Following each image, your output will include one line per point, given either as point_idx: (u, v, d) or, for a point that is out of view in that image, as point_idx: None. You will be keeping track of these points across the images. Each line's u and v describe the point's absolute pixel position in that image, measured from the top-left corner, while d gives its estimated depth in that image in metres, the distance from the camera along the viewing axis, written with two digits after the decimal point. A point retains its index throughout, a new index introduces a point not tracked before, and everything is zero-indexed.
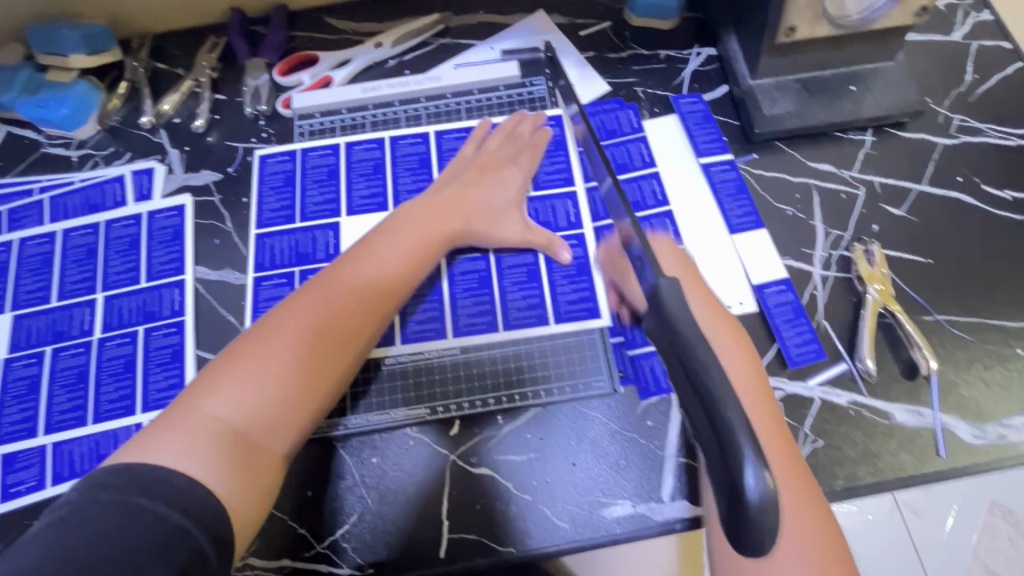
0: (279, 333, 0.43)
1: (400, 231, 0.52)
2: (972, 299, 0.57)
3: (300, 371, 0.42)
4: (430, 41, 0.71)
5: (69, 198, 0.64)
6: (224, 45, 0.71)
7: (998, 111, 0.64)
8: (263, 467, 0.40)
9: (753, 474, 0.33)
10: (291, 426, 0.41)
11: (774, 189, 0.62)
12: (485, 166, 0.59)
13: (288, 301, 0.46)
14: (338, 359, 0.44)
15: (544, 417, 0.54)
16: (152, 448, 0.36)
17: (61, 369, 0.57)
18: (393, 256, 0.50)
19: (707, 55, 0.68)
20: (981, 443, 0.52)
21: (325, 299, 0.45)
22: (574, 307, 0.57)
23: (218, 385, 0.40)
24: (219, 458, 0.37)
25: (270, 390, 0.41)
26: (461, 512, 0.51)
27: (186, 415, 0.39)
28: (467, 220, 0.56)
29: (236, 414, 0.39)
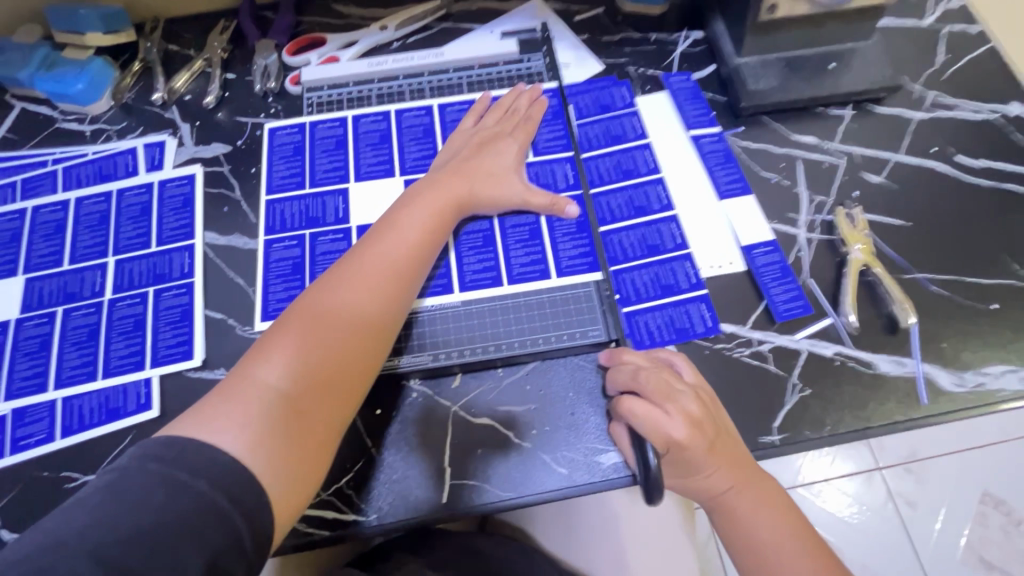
0: (315, 310, 0.47)
1: (418, 212, 0.55)
2: (948, 258, 0.60)
3: (336, 344, 0.46)
4: (432, 25, 0.74)
5: (83, 169, 0.67)
6: (234, 28, 0.75)
7: (968, 89, 0.68)
8: (313, 435, 0.44)
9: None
10: (337, 397, 0.45)
11: (760, 158, 0.65)
12: (485, 141, 0.62)
13: (322, 282, 0.50)
14: (372, 335, 0.48)
15: (540, 369, 0.56)
16: (212, 418, 0.40)
17: (72, 328, 0.59)
18: (413, 235, 0.54)
19: (696, 38, 0.72)
20: (962, 390, 0.54)
21: (355, 279, 0.49)
22: (576, 264, 0.59)
23: (265, 357, 0.44)
24: (273, 427, 0.41)
25: (315, 362, 0.45)
26: (463, 459, 0.53)
27: (241, 384, 0.43)
28: (477, 192, 0.59)
29: (287, 385, 0.43)
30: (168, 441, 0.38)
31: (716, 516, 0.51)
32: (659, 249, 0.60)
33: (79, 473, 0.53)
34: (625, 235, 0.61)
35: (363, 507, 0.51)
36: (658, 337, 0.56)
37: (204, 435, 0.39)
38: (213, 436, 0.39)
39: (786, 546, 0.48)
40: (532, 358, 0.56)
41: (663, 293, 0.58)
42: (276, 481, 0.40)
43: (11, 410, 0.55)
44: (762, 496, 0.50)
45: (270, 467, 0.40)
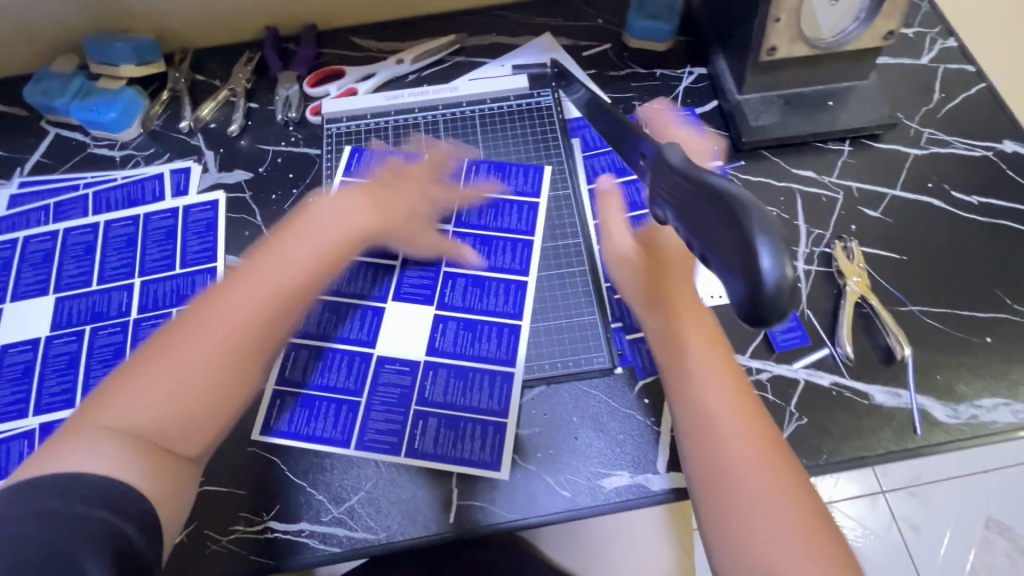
0: (178, 341, 0.42)
1: (303, 229, 0.49)
2: (943, 292, 0.61)
3: (201, 380, 0.42)
4: (447, 59, 0.78)
5: (112, 193, 0.70)
6: (258, 60, 0.78)
7: (964, 126, 0.70)
8: (175, 466, 0.41)
9: (771, 257, 0.28)
10: (202, 430, 0.42)
11: (760, 192, 0.67)
12: (404, 175, 0.61)
13: (190, 307, 0.44)
14: (245, 359, 0.43)
15: (478, 439, 0.55)
16: (55, 458, 0.37)
17: (99, 346, 0.61)
18: (285, 263, 0.46)
19: (699, 73, 0.75)
20: (956, 422, 0.55)
21: (225, 303, 0.44)
22: (513, 343, 0.59)
23: (119, 396, 0.40)
24: (128, 461, 0.38)
25: (169, 402, 0.41)
26: (469, 480, 0.54)
27: (83, 425, 0.39)
28: (382, 219, 0.55)
29: (139, 419, 0.40)
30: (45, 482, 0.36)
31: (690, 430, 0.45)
32: None
33: None
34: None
35: (374, 526, 0.53)
36: None
37: (51, 472, 0.37)
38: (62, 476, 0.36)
39: (744, 464, 0.42)
40: (471, 434, 0.55)
41: None
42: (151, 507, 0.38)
43: (39, 425, 0.58)
44: (746, 428, 0.44)
45: (151, 487, 0.39)
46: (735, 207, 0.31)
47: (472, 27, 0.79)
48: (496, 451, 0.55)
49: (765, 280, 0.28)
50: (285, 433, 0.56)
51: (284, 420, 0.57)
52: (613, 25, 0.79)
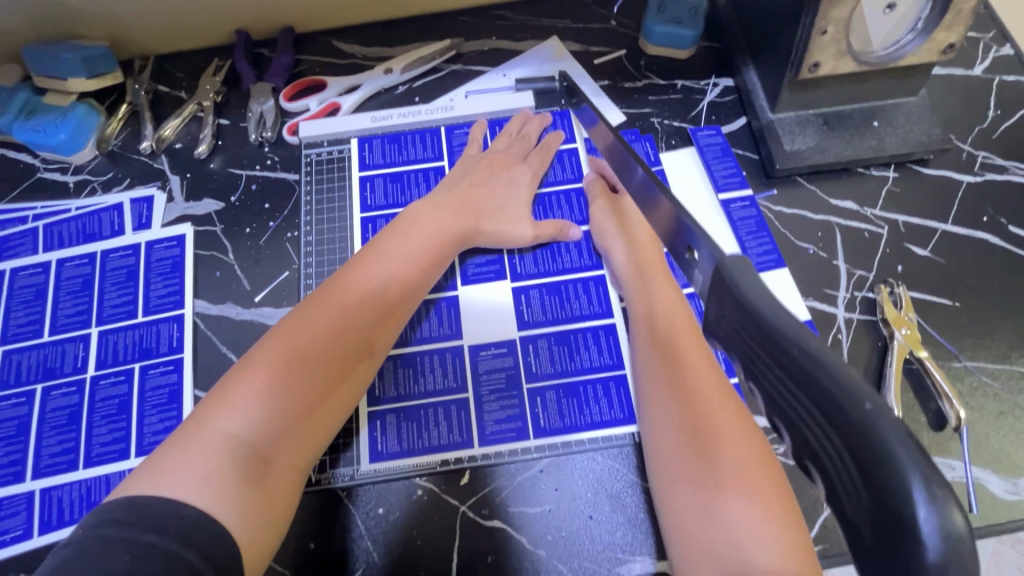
0: (288, 337, 0.44)
1: (414, 229, 0.53)
2: (1000, 345, 0.55)
3: (315, 382, 0.44)
4: (442, 67, 0.69)
5: (65, 226, 0.62)
6: (228, 68, 0.69)
7: (1022, 149, 0.63)
8: (282, 485, 0.41)
9: (929, 508, 0.23)
10: (303, 443, 0.43)
11: (794, 225, 0.60)
12: (493, 165, 0.60)
13: (303, 306, 0.46)
14: (350, 370, 0.46)
15: (603, 399, 0.53)
16: (168, 477, 0.37)
17: (52, 409, 0.54)
18: (399, 265, 0.51)
19: (725, 85, 0.67)
20: (1015, 498, 0.49)
21: (346, 301, 0.47)
22: (602, 293, 0.57)
23: (230, 400, 0.41)
24: (240, 481, 0.39)
25: (288, 408, 0.42)
26: (471, 568, 0.48)
27: (201, 432, 0.39)
28: (479, 219, 0.57)
29: (252, 434, 0.40)
30: (123, 503, 0.35)
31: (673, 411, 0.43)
32: None
33: None
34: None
35: None
36: None
37: (160, 496, 0.36)
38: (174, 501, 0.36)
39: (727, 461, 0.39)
40: (567, 399, 0.53)
41: None
42: (246, 541, 0.37)
43: None
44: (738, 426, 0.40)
45: (241, 522, 0.37)
46: (861, 428, 0.25)
47: (470, 30, 0.70)
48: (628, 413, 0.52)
49: (923, 548, 0.23)
50: (391, 454, 0.51)
51: (370, 442, 0.52)
52: (628, 29, 0.70)
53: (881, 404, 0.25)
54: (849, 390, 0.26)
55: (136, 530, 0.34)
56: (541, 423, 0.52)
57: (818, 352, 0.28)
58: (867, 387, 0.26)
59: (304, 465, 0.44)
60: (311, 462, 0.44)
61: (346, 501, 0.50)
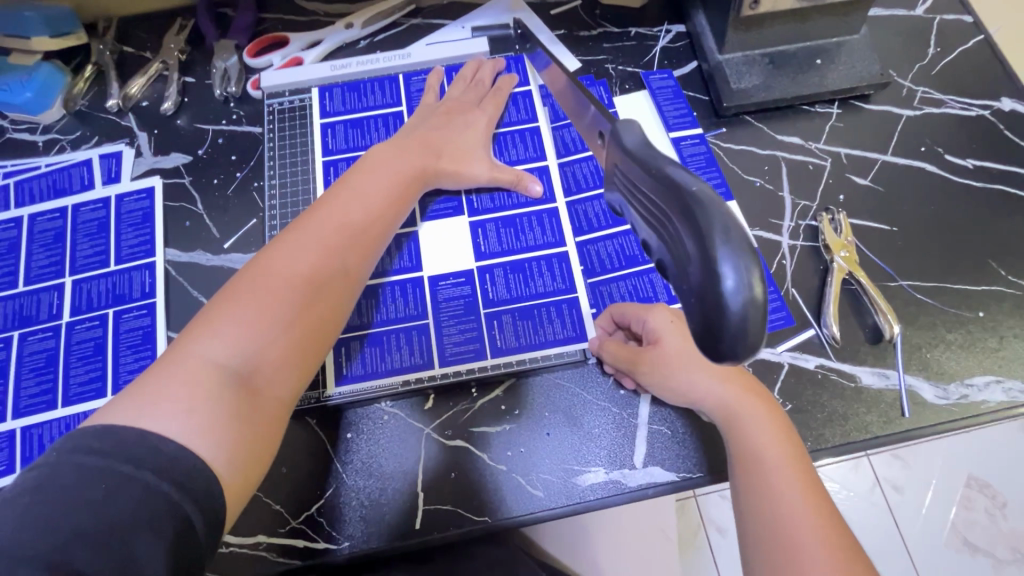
0: (269, 271, 0.45)
1: (378, 170, 0.54)
2: (935, 264, 0.58)
3: (298, 311, 0.44)
4: (402, 22, 0.71)
5: (35, 183, 0.63)
6: (192, 28, 0.71)
7: (960, 83, 0.65)
8: (266, 412, 0.41)
9: (732, 261, 0.25)
10: (289, 372, 0.44)
11: (742, 160, 0.63)
12: (451, 111, 0.61)
13: (279, 242, 0.47)
14: (331, 304, 0.47)
15: (557, 320, 0.55)
16: (154, 402, 0.37)
17: (29, 354, 0.56)
18: (370, 204, 0.52)
19: (677, 32, 0.69)
20: (945, 402, 0.53)
21: (321, 235, 0.48)
22: (556, 225, 0.59)
23: (212, 328, 0.41)
24: (228, 404, 0.39)
25: (271, 334, 0.43)
26: (436, 483, 0.51)
27: (183, 357, 0.40)
28: (437, 160, 0.57)
29: (235, 358, 0.41)
30: (104, 430, 0.35)
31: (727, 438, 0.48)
32: (637, 259, 0.57)
33: None
34: (601, 244, 0.58)
35: (334, 534, 0.50)
36: None
37: (145, 426, 0.35)
38: (154, 431, 0.35)
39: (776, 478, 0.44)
40: (521, 321, 0.55)
41: None
42: (229, 472, 0.37)
43: None
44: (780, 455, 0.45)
45: (224, 452, 0.37)
46: (692, 206, 0.27)
47: None
48: (578, 332, 0.55)
49: (729, 302, 0.25)
50: (355, 378, 0.54)
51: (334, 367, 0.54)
52: None
53: (706, 186, 0.27)
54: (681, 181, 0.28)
55: (113, 460, 0.33)
56: (497, 343, 0.55)
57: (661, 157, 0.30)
58: (707, 184, 0.28)
59: (289, 397, 0.44)
60: (294, 395, 0.44)
61: (315, 427, 0.53)
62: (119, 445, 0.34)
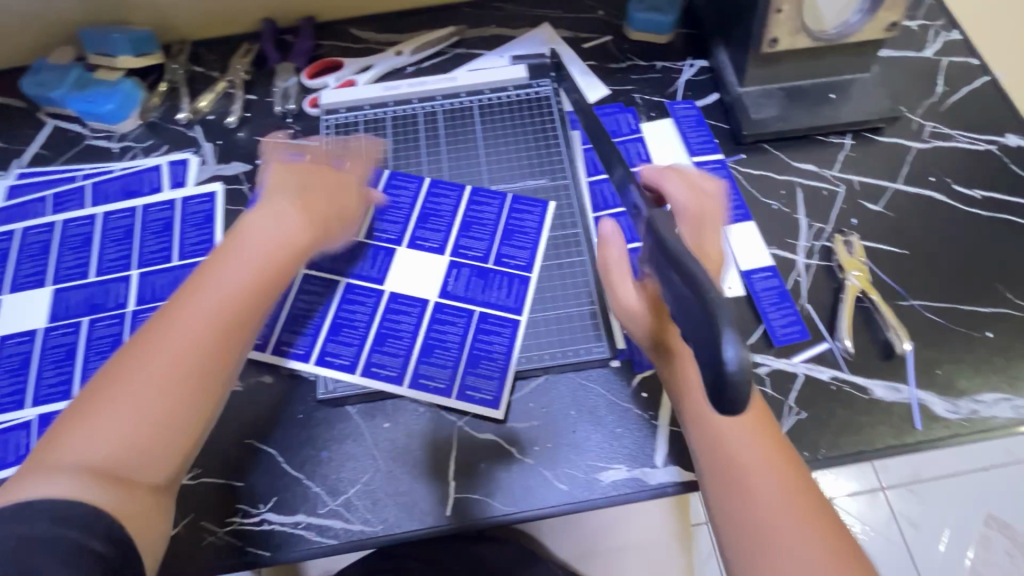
0: (144, 362, 0.42)
1: (234, 244, 0.48)
2: (945, 286, 0.61)
3: (169, 397, 0.42)
4: (446, 51, 0.77)
5: (110, 184, 0.70)
6: (257, 51, 0.78)
7: (967, 120, 0.70)
8: (144, 502, 0.40)
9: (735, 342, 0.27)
10: (165, 457, 0.41)
11: (761, 185, 0.67)
12: (310, 168, 0.58)
13: (158, 318, 0.45)
14: (216, 372, 0.44)
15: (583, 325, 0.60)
16: (22, 490, 0.37)
17: (96, 337, 0.61)
18: (229, 279, 0.46)
19: (700, 66, 0.74)
20: (956, 417, 0.55)
21: (191, 318, 0.44)
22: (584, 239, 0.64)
23: (74, 431, 0.40)
24: (103, 492, 0.38)
25: (138, 426, 0.40)
26: (467, 473, 0.54)
27: (44, 460, 0.39)
28: (315, 223, 0.53)
29: (108, 452, 0.39)
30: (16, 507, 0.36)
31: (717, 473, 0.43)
32: None
33: None
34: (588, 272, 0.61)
35: (368, 518, 0.53)
36: None
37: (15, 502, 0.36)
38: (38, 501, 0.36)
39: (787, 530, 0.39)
40: (548, 328, 0.60)
41: None
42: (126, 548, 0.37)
43: (36, 416, 0.58)
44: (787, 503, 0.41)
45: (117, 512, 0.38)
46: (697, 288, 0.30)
47: (472, 18, 0.79)
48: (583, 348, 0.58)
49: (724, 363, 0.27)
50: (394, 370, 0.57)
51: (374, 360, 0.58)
52: (614, 18, 0.78)
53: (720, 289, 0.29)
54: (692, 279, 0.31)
55: (36, 521, 0.36)
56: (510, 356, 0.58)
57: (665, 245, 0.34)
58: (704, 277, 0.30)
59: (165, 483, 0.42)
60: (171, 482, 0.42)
61: (356, 416, 0.57)
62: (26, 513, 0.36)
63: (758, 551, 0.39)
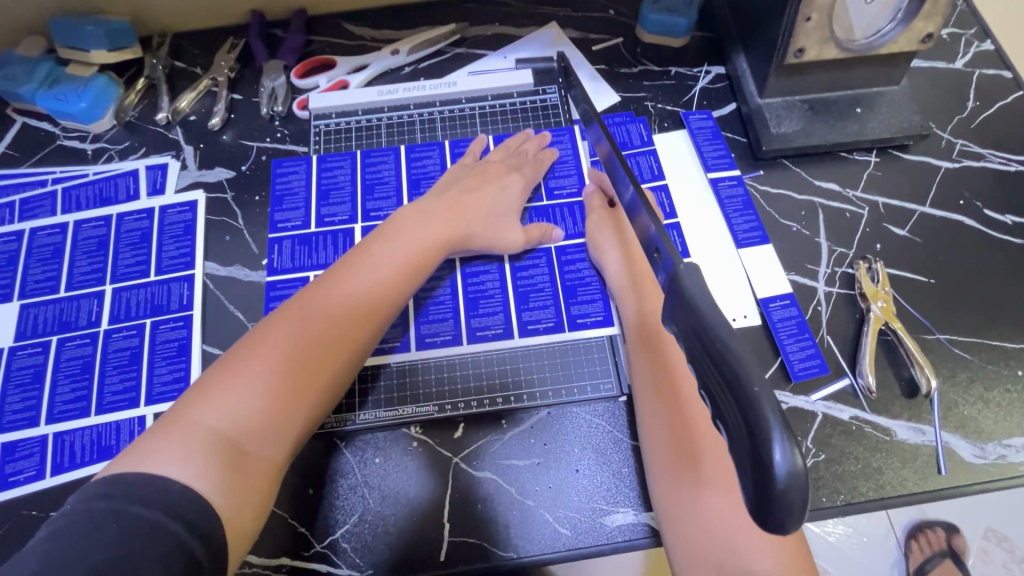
0: (285, 331, 0.45)
1: (397, 238, 0.53)
2: (973, 319, 0.57)
3: (299, 373, 0.44)
4: (447, 50, 0.72)
5: (82, 190, 0.65)
6: (243, 46, 0.72)
7: (999, 138, 0.66)
8: (259, 473, 0.41)
9: (784, 449, 0.23)
10: (284, 433, 0.43)
11: (778, 204, 0.63)
12: (485, 172, 0.60)
13: (293, 299, 0.48)
14: (337, 365, 0.46)
15: (587, 357, 0.56)
16: (149, 455, 0.38)
17: (66, 359, 0.57)
18: (384, 270, 0.50)
19: (716, 73, 0.70)
20: (982, 462, 0.52)
21: (338, 301, 0.47)
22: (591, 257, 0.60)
23: (209, 395, 0.41)
24: (215, 464, 0.38)
25: (265, 398, 0.42)
26: (463, 515, 0.51)
27: (180, 423, 0.40)
28: (467, 226, 0.57)
29: (236, 421, 0.41)
30: (117, 483, 0.35)
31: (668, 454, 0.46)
32: None
33: None
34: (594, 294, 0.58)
35: (355, 562, 0.49)
36: None
37: (137, 472, 0.36)
38: (158, 475, 0.36)
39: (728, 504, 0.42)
40: (563, 357, 0.56)
41: None
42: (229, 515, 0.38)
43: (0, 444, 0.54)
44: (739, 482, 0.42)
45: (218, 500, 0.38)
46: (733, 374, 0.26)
47: (474, 15, 0.74)
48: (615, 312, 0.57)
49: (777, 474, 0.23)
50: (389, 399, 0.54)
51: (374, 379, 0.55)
52: (627, 18, 0.73)
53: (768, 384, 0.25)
54: (740, 367, 0.26)
55: (125, 501, 0.34)
56: (547, 334, 0.57)
57: (702, 317, 0.29)
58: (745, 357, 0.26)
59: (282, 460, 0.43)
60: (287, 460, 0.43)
61: (342, 449, 0.53)
62: (131, 488, 0.35)
63: (706, 537, 0.41)
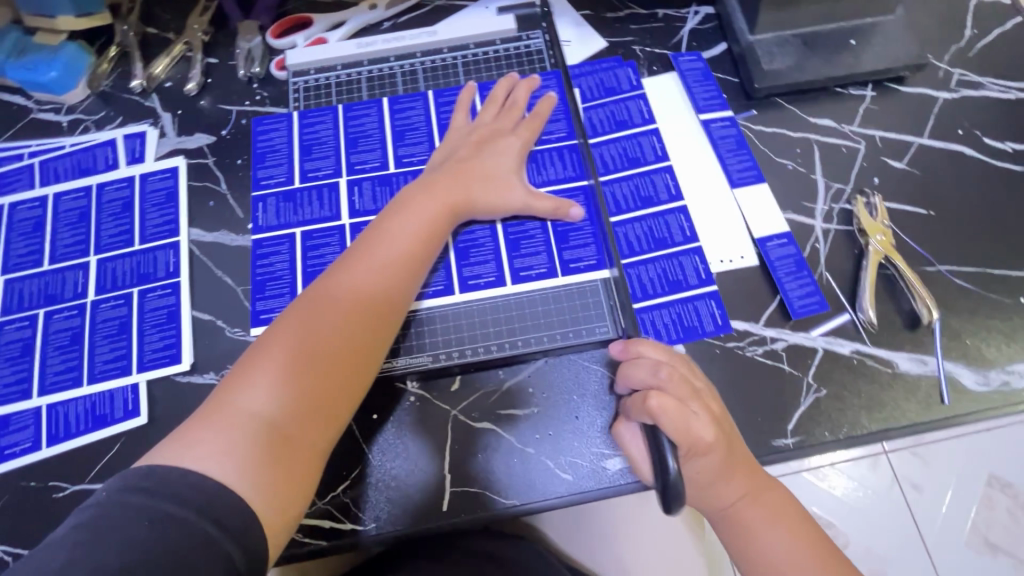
0: (313, 315, 0.44)
1: (409, 212, 0.52)
2: (973, 250, 0.56)
3: (333, 355, 0.43)
4: (426, 3, 0.70)
5: (60, 162, 0.63)
6: (215, 9, 0.70)
7: (998, 65, 0.64)
8: (302, 459, 0.41)
9: None
10: (324, 417, 0.42)
11: (774, 143, 0.61)
12: (482, 139, 0.58)
13: (318, 283, 0.47)
14: (369, 345, 0.45)
15: (579, 302, 0.55)
16: (193, 445, 0.38)
17: (54, 331, 0.56)
18: (403, 246, 0.50)
19: (705, 13, 0.68)
20: (986, 390, 0.51)
21: (363, 282, 0.47)
22: (584, 202, 0.59)
23: (247, 379, 0.41)
24: (260, 454, 0.39)
25: (300, 382, 0.42)
26: (463, 464, 0.50)
27: (220, 410, 0.40)
28: (470, 191, 0.55)
29: (276, 405, 0.41)
30: (149, 470, 0.35)
31: (724, 528, 0.48)
32: (667, 242, 0.57)
33: (66, 483, 0.51)
34: (585, 241, 0.57)
35: (359, 515, 0.49)
36: (664, 336, 0.53)
37: (182, 465, 0.36)
38: (195, 471, 0.36)
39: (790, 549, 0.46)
40: (557, 304, 0.55)
41: (672, 290, 0.55)
42: (270, 510, 0.38)
43: None
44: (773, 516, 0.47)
45: (261, 492, 0.38)
46: None
47: None
48: (609, 254, 0.56)
49: None
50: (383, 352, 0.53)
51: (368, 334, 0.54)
52: None
53: None
54: None
55: (157, 498, 0.34)
56: (542, 286, 0.56)
57: None
58: None
59: (324, 445, 0.43)
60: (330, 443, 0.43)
61: None
62: (165, 481, 0.35)
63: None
